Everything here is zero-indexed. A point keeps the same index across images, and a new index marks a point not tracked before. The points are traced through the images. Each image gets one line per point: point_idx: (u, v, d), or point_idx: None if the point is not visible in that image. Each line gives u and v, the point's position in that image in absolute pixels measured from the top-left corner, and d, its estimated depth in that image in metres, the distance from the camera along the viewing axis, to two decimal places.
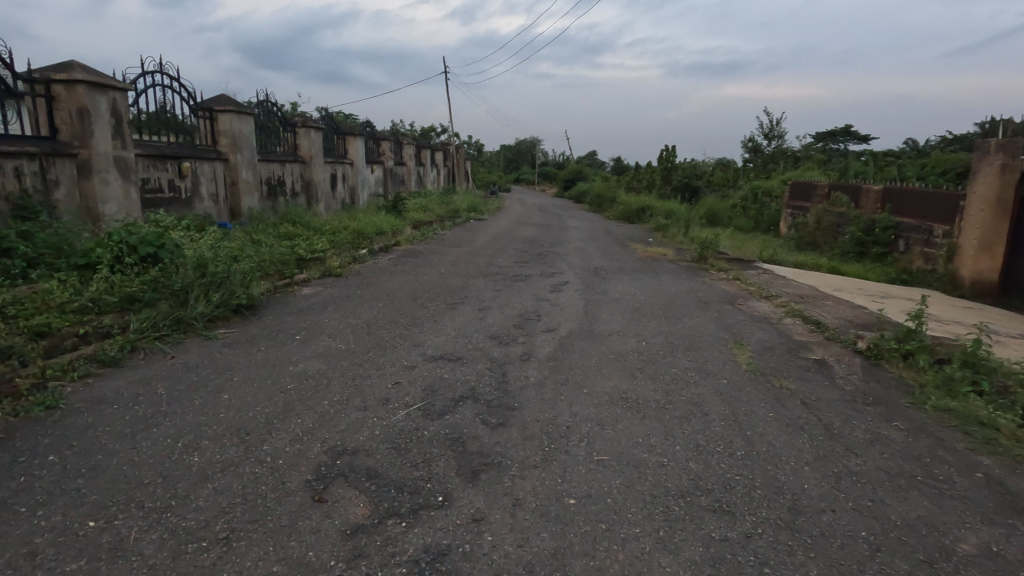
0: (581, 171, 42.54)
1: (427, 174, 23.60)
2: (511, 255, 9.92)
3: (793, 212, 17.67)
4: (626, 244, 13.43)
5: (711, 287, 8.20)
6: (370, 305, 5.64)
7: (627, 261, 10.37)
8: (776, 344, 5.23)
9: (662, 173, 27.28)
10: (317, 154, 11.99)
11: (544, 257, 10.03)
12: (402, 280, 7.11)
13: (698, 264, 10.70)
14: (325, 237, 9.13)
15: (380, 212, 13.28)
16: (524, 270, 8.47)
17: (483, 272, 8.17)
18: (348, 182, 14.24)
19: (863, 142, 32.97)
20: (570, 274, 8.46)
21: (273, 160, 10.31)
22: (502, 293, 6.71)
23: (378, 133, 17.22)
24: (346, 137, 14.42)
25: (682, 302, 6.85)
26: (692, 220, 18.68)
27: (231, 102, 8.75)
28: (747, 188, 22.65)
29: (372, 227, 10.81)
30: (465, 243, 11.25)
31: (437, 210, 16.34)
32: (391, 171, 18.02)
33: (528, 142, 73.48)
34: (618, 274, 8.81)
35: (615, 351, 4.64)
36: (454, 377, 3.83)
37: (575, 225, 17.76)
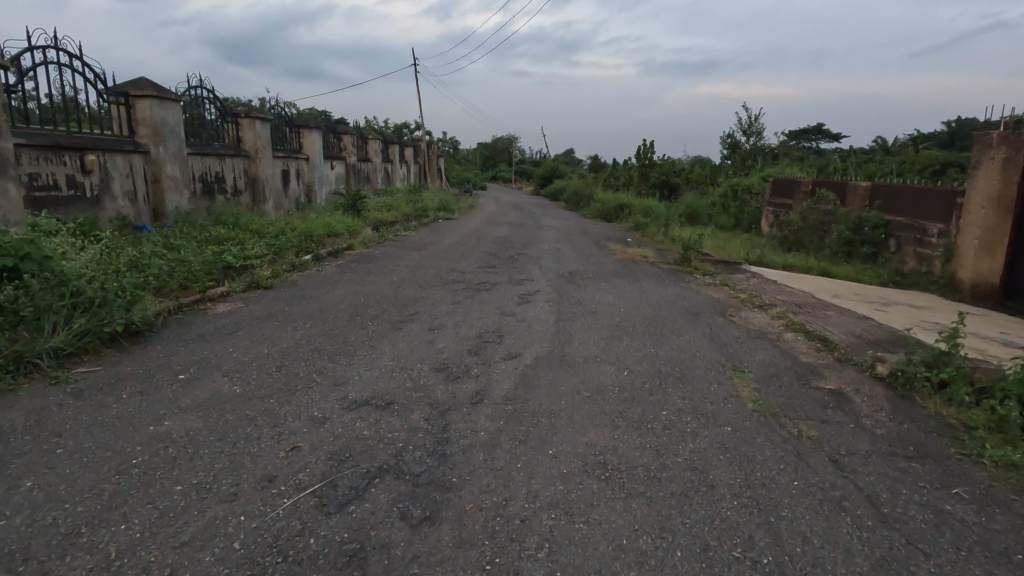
0: (557, 168, 41.77)
1: (396, 171, 22.49)
2: (476, 259, 8.95)
3: (775, 210, 17.07)
4: (604, 245, 12.59)
5: (698, 294, 7.37)
6: (294, 326, 4.63)
7: (606, 265, 9.52)
8: (781, 369, 4.39)
9: (640, 170, 26.59)
10: (264, 148, 10.84)
11: (513, 261, 9.09)
12: (344, 291, 6.10)
13: (681, 267, 9.91)
14: (264, 240, 8.05)
15: (338, 212, 12.20)
16: (490, 277, 7.53)
17: (443, 279, 7.20)
18: (303, 179, 13.10)
19: (835, 139, 32.87)
20: (541, 280, 7.56)
21: (209, 153, 9.17)
22: (461, 307, 5.76)
23: (339, 127, 16.08)
24: (300, 129, 13.27)
25: (667, 314, 6.00)
26: (672, 219, 17.95)
27: (150, 85, 7.58)
28: (727, 185, 22.03)
29: (324, 228, 9.75)
30: (428, 245, 10.24)
31: (403, 208, 15.29)
32: (355, 167, 16.87)
33: (504, 139, 72.51)
34: (595, 279, 7.93)
35: (591, 386, 3.74)
36: (377, 434, 2.88)
37: (550, 224, 16.89)
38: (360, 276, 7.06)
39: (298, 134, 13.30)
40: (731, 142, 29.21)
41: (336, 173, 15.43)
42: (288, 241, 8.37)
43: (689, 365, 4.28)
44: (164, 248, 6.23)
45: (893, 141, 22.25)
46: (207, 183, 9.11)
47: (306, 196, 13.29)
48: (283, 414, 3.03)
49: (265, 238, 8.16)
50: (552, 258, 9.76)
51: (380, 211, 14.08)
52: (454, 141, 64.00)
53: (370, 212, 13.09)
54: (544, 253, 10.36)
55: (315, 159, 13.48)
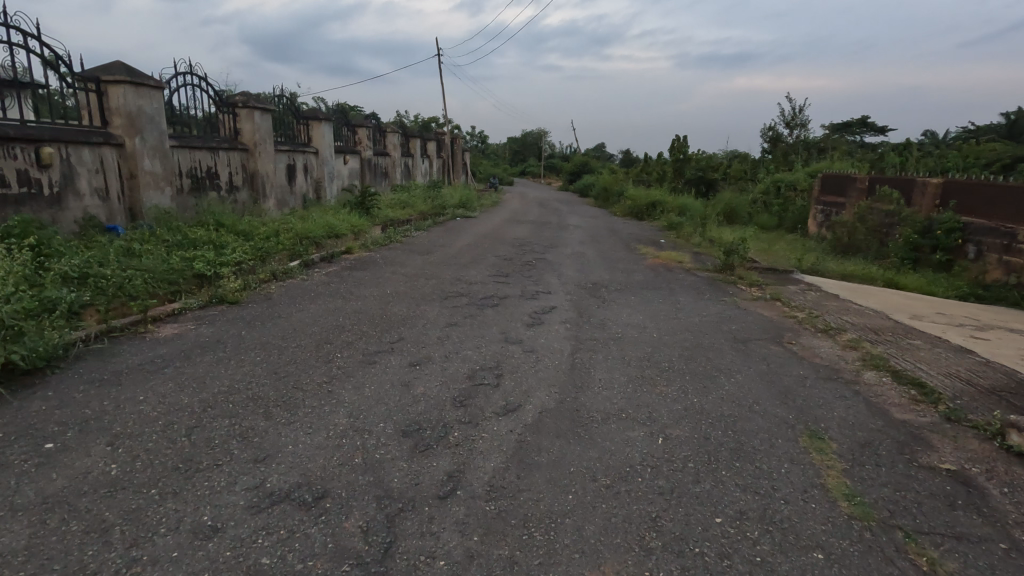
0: (586, 163, 40.43)
1: (417, 167, 21.65)
2: (488, 266, 7.93)
3: (824, 209, 15.57)
4: (634, 248, 11.43)
5: (746, 313, 6.19)
6: (241, 360, 3.71)
7: (637, 273, 8.38)
8: (871, 434, 3.26)
9: (674, 165, 25.15)
10: (264, 141, 10.04)
11: (531, 268, 8.04)
12: (322, 307, 5.18)
13: (722, 276, 8.71)
14: (250, 243, 7.21)
15: (345, 210, 11.35)
16: (500, 289, 6.50)
17: (444, 291, 6.22)
18: (311, 175, 12.32)
19: (883, 133, 30.64)
20: (560, 293, 6.51)
21: (199, 146, 8.40)
22: (457, 330, 4.76)
23: (353, 119, 15.28)
24: (309, 121, 12.47)
25: (712, 343, 4.87)
26: (709, 218, 16.60)
27: (125, 70, 6.80)
28: (769, 181, 20.46)
29: (324, 229, 8.88)
30: (437, 248, 9.27)
31: (418, 206, 14.40)
32: (370, 162, 16.04)
33: (534, 134, 71.31)
34: (623, 291, 6.83)
35: (611, 465, 2.69)
36: (279, 567, 1.90)
37: (577, 223, 15.78)
38: (349, 286, 6.13)
39: (307, 127, 12.51)
40: (773, 135, 27.43)
41: (349, 168, 14.63)
42: (278, 243, 7.52)
43: (745, 427, 3.18)
44: (122, 255, 5.44)
45: (956, 133, 20.27)
46: (196, 179, 8.36)
47: (315, 193, 12.50)
48: (158, 518, 2.09)
49: (252, 240, 7.34)
50: (575, 264, 8.67)
51: (393, 209, 13.20)
52: (483, 135, 63.10)
53: (380, 210, 12.21)
54: (565, 258, 9.28)
55: (324, 153, 12.68)
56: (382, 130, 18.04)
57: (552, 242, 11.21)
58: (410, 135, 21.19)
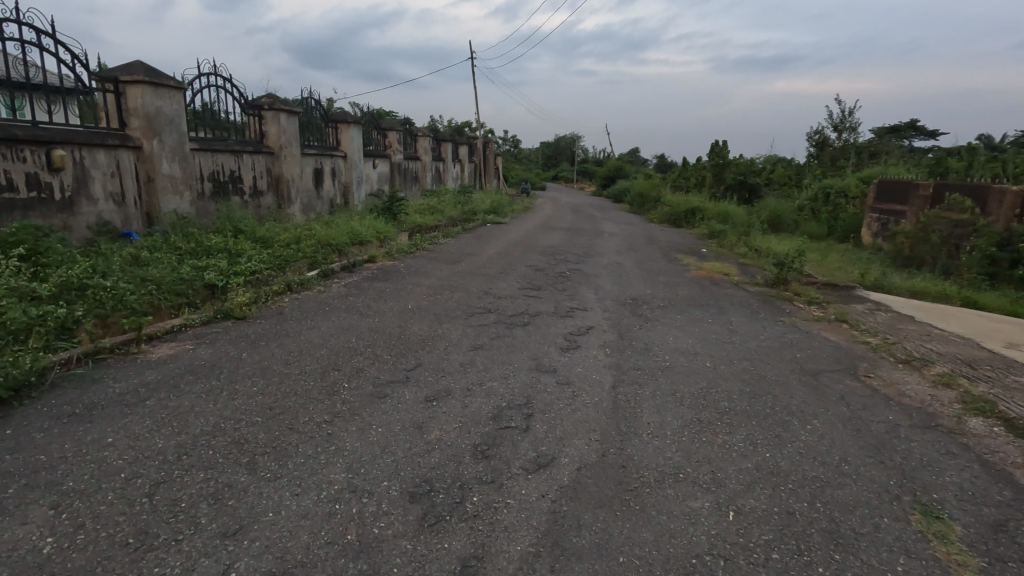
0: (621, 168, 39.55)
1: (448, 171, 21.31)
2: (519, 278, 7.39)
3: (881, 217, 14.50)
4: (675, 258, 10.70)
5: (810, 337, 5.47)
6: (233, 391, 3.24)
7: (680, 286, 7.71)
8: (1001, 511, 2.57)
9: (713, 170, 24.17)
10: (290, 144, 9.75)
11: (565, 280, 7.47)
12: (336, 324, 4.72)
13: (775, 291, 7.94)
14: (269, 251, 6.85)
15: (372, 216, 11.00)
16: (532, 304, 5.94)
17: (470, 307, 5.70)
18: (338, 179, 12.02)
19: (934, 137, 28.99)
20: (597, 310, 5.91)
21: (221, 149, 8.13)
22: (482, 355, 4.22)
23: (383, 123, 14.99)
24: (338, 124, 12.19)
25: (776, 375, 4.20)
26: (753, 226, 15.68)
27: (144, 70, 6.53)
28: (817, 187, 19.34)
29: (348, 236, 8.50)
30: (465, 257, 8.79)
31: (448, 212, 13.98)
32: (400, 166, 15.74)
33: (567, 138, 70.63)
34: (667, 309, 6.18)
35: (671, 558, 2.09)
36: None
37: (612, 230, 15.11)
38: (368, 300, 5.67)
39: (336, 130, 12.22)
40: (820, 138, 26.14)
41: (378, 172, 14.33)
42: (298, 251, 7.15)
43: (838, 499, 2.54)
44: (129, 265, 5.11)
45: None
46: (218, 183, 8.08)
47: (342, 198, 12.20)
48: None
49: (272, 248, 6.98)
50: (613, 276, 8.05)
51: (421, 214, 12.80)
52: (516, 139, 62.71)
53: (408, 216, 11.81)
54: (602, 268, 8.66)
55: (353, 157, 12.37)
56: (413, 134, 17.74)
57: (587, 250, 10.60)
58: (441, 139, 20.87)
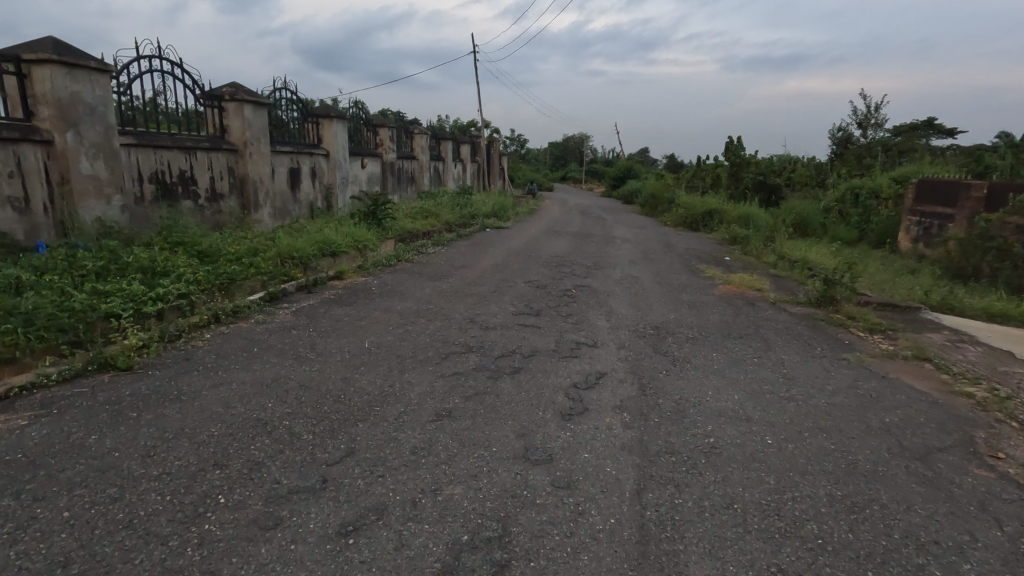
0: (631, 168, 38.19)
1: (449, 172, 20.12)
2: (513, 298, 6.14)
3: (923, 221, 13.10)
4: (697, 269, 9.41)
5: (890, 385, 4.17)
6: (24, 523, 2.01)
7: (709, 308, 6.42)
8: None
9: (730, 170, 22.82)
10: (257, 141, 8.56)
11: (570, 301, 6.23)
12: (257, 377, 3.49)
13: (823, 313, 6.63)
14: (210, 267, 5.66)
15: (355, 221, 9.79)
16: (527, 338, 4.70)
17: (446, 343, 4.46)
18: (319, 180, 10.84)
19: (955, 136, 27.65)
20: (610, 346, 4.65)
21: (167, 146, 6.96)
22: (448, 430, 2.98)
23: (374, 119, 13.80)
24: (319, 119, 11.00)
25: (870, 463, 2.90)
26: (779, 230, 14.33)
27: (54, 47, 5.35)
28: (844, 188, 17.91)
29: (317, 246, 7.28)
30: (454, 270, 7.55)
31: (443, 216, 12.77)
32: (394, 166, 14.54)
33: (576, 139, 69.34)
34: (698, 342, 4.91)
35: None
36: None
37: (624, 236, 13.82)
38: (316, 334, 4.44)
39: (317, 126, 11.03)
40: (844, 136, 24.64)
41: (366, 173, 13.14)
42: (248, 267, 5.95)
43: None
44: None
45: None
46: (163, 185, 6.91)
47: (324, 201, 11.01)
48: None
49: (214, 264, 5.78)
50: (627, 294, 6.79)
51: (412, 219, 11.58)
52: (524, 139, 61.57)
53: (396, 221, 10.59)
54: (614, 284, 7.40)
55: (336, 156, 11.19)
56: (409, 131, 16.54)
57: (597, 260, 9.33)
58: (441, 137, 19.68)
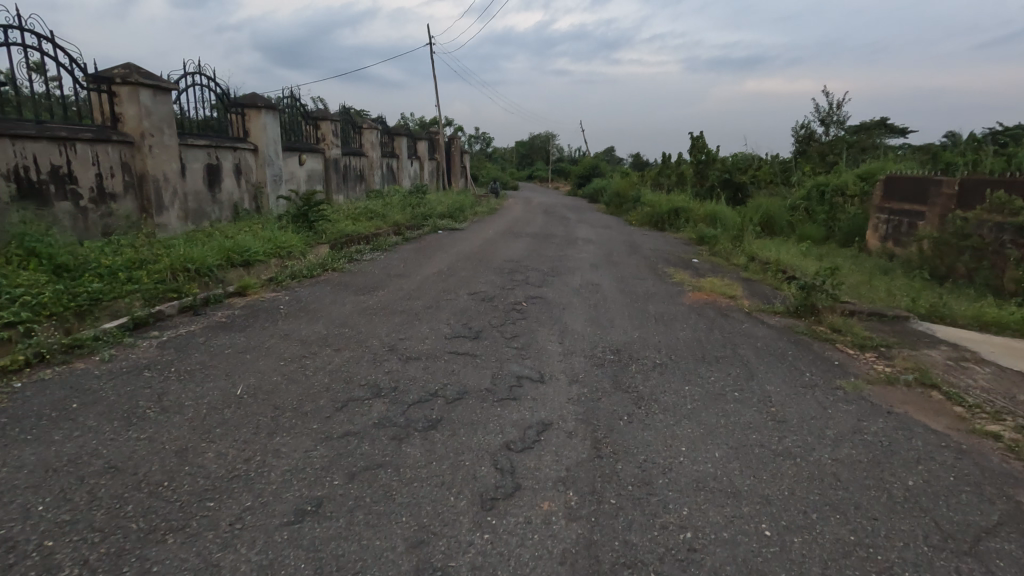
0: (597, 166, 37.67)
1: (404, 169, 19.03)
2: (451, 316, 5.20)
3: (892, 219, 12.72)
4: (664, 273, 8.65)
5: (898, 425, 3.40)
6: None
7: (677, 321, 5.60)
8: None
9: (696, 167, 22.38)
10: (160, 131, 7.37)
11: (518, 317, 5.32)
12: (50, 453, 2.45)
13: (804, 324, 5.90)
14: (66, 284, 4.54)
15: (284, 224, 8.66)
16: (456, 372, 3.76)
17: (350, 383, 3.49)
18: (245, 178, 9.65)
19: (905, 135, 28.21)
20: (560, 380, 3.76)
21: (32, 136, 5.77)
22: (304, 543, 2.01)
23: (315, 111, 12.63)
24: (245, 111, 9.81)
25: (908, 570, 2.05)
26: (746, 229, 13.76)
27: None
28: (810, 185, 17.54)
29: (223, 254, 6.17)
30: (389, 281, 6.56)
31: (392, 217, 11.72)
32: (338, 163, 13.38)
33: (542, 137, 68.78)
34: (666, 370, 4.06)
35: None
36: None
37: (588, 236, 13.04)
38: (176, 375, 3.40)
39: (243, 117, 9.83)
40: (807, 133, 24.48)
41: (305, 170, 11.96)
42: (120, 285, 4.85)
43: None
44: None
45: None
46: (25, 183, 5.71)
47: (251, 201, 9.82)
48: None
49: (74, 281, 4.67)
50: (585, 306, 5.93)
51: (354, 221, 10.49)
52: (489, 137, 60.63)
53: (333, 224, 9.50)
54: (572, 293, 6.54)
55: (266, 151, 10.00)
56: (357, 126, 15.36)
57: (555, 265, 8.47)
58: (395, 133, 18.53)
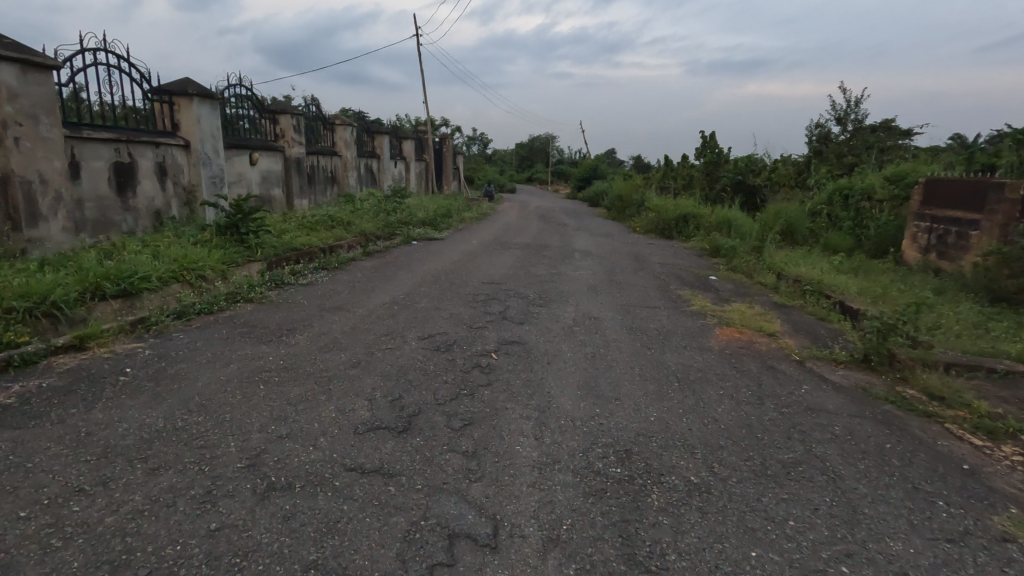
0: (598, 168, 36.03)
1: (386, 171, 17.41)
2: (380, 382, 3.56)
3: (938, 229, 11.10)
4: (680, 298, 7.01)
5: None
6: None
7: (707, 382, 3.97)
8: None
9: (704, 169, 20.74)
10: (36, 120, 5.74)
11: (480, 381, 3.69)
12: None
13: (884, 384, 4.25)
14: None
15: (210, 236, 7.01)
16: (342, 525, 2.13)
17: (123, 570, 1.83)
18: (172, 181, 8.01)
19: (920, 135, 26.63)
20: (527, 543, 2.10)
21: None
22: None
23: (273, 104, 10.99)
24: (173, 99, 8.16)
25: None
26: (767, 239, 12.14)
27: None
28: (831, 189, 15.94)
29: (85, 284, 4.52)
30: (319, 318, 4.93)
31: (360, 226, 10.10)
32: (301, 164, 11.72)
33: (542, 139, 67.21)
34: (713, 509, 2.40)
35: None
36: None
37: (587, 247, 11.40)
38: None
39: (172, 107, 8.19)
40: (821, 132, 22.90)
41: (258, 171, 10.33)
42: None
43: None
44: None
45: None
46: None
47: (182, 209, 8.19)
48: None
49: None
50: (578, 357, 4.29)
51: (309, 232, 8.87)
52: (487, 139, 59.09)
53: (278, 236, 7.89)
54: (563, 334, 4.90)
55: (201, 147, 8.37)
56: (328, 122, 13.71)
57: (545, 289, 6.84)
58: (374, 131, 16.89)
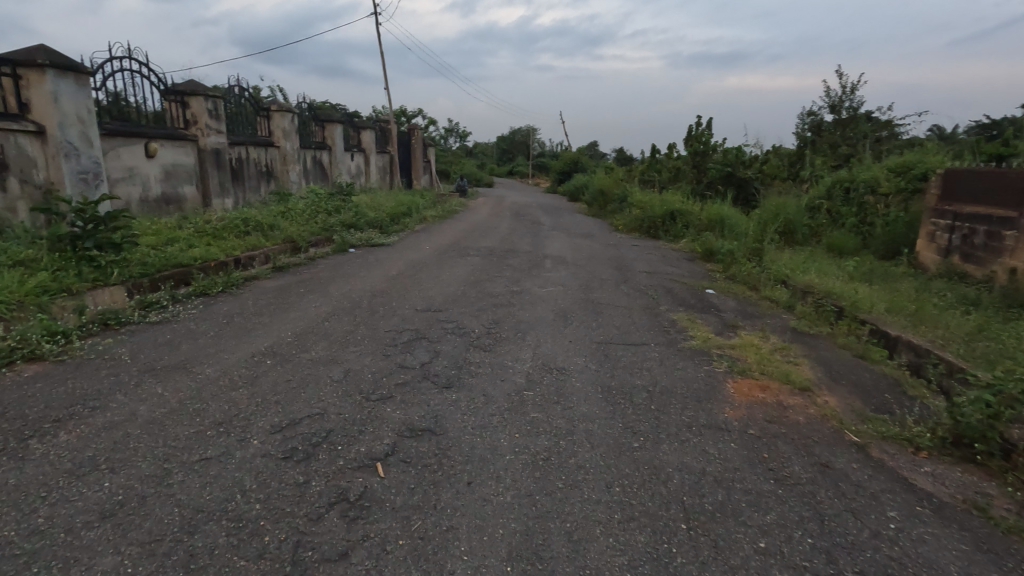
0: (579, 161, 34.43)
1: (339, 165, 15.58)
2: (124, 570, 1.86)
3: (961, 227, 9.68)
4: (674, 328, 5.41)
5: None
6: None
7: (733, 521, 2.34)
8: None
9: (692, 161, 19.22)
10: None
11: (327, 549, 2.01)
12: None
13: (1004, 499, 2.69)
14: None
15: (46, 251, 5.20)
16: None
17: None
18: (17, 178, 6.17)
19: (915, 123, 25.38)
20: None
21: None
22: None
23: (181, 84, 9.11)
24: (19, 71, 6.30)
25: None
26: (765, 240, 10.63)
27: None
28: (830, 181, 14.52)
29: None
30: (128, 391, 3.19)
31: (287, 231, 8.36)
32: (222, 156, 9.87)
33: (523, 131, 65.43)
34: None
35: None
36: None
37: (562, 252, 9.78)
38: None
39: (18, 81, 6.32)
40: (814, 120, 21.55)
41: (159, 165, 8.48)
42: None
43: None
44: None
45: None
46: None
47: (35, 213, 6.36)
48: None
49: None
50: (520, 465, 2.64)
51: (211, 241, 7.08)
52: (465, 131, 57.11)
53: (155, 249, 6.10)
54: (507, 410, 3.24)
55: (60, 135, 6.52)
56: (261, 107, 11.83)
57: (497, 319, 5.18)
58: (325, 120, 15.01)
